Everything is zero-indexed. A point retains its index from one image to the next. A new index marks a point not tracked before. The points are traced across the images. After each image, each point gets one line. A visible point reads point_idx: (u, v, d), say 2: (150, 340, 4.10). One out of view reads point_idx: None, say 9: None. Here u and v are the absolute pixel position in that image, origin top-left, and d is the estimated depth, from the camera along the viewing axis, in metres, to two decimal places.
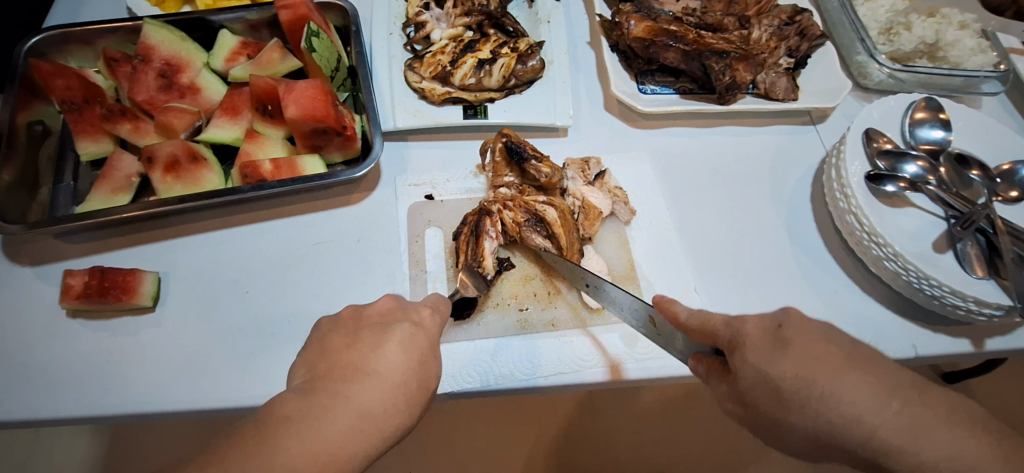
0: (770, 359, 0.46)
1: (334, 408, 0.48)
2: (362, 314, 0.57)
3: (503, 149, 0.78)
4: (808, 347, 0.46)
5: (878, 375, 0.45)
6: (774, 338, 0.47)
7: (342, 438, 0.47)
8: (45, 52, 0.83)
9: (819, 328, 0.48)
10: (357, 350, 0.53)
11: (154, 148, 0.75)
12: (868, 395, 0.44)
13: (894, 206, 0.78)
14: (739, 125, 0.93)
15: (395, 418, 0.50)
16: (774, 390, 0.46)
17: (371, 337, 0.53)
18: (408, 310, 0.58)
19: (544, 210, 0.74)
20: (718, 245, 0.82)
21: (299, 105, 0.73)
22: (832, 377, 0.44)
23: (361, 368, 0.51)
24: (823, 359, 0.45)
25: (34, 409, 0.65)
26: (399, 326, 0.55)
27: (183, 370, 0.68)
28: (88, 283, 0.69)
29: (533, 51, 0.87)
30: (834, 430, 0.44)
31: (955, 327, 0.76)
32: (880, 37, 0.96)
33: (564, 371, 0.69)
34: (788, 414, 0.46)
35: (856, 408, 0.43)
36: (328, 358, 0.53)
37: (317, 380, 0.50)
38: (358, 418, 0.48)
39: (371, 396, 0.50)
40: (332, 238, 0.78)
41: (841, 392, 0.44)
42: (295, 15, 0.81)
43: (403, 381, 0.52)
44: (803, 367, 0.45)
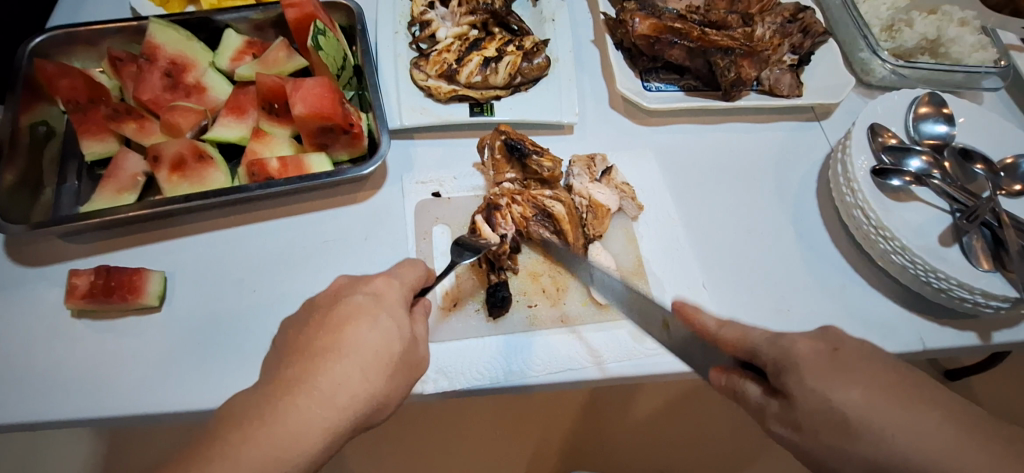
0: (832, 384, 0.47)
1: (289, 396, 0.50)
2: (314, 302, 0.58)
3: (502, 148, 0.77)
4: (869, 376, 0.47)
5: (939, 410, 0.46)
6: (835, 363, 0.48)
7: (302, 415, 0.49)
8: (49, 53, 0.83)
9: (867, 352, 0.49)
10: (306, 333, 0.54)
11: (160, 148, 0.75)
12: (932, 430, 0.44)
13: (900, 201, 0.78)
14: (743, 122, 0.93)
15: (349, 390, 0.51)
16: (837, 419, 0.46)
17: (319, 318, 0.55)
18: (360, 284, 0.58)
19: (551, 204, 0.74)
20: (724, 239, 0.82)
21: (307, 103, 0.73)
22: (892, 405, 0.45)
23: (310, 348, 0.52)
24: (884, 390, 0.46)
25: (39, 410, 0.64)
26: (353, 298, 0.55)
27: (190, 369, 0.68)
28: (94, 283, 0.69)
29: (539, 48, 0.87)
30: (898, 463, 0.44)
31: (962, 320, 0.77)
32: (882, 34, 0.96)
33: (573, 367, 0.69)
34: (848, 443, 0.46)
35: (919, 441, 0.44)
36: (283, 348, 0.55)
37: (274, 368, 0.53)
38: (309, 400, 0.50)
39: (326, 372, 0.51)
40: (338, 236, 0.78)
41: (901, 420, 0.45)
42: (300, 14, 0.80)
43: (356, 353, 0.52)
44: (866, 399, 0.46)
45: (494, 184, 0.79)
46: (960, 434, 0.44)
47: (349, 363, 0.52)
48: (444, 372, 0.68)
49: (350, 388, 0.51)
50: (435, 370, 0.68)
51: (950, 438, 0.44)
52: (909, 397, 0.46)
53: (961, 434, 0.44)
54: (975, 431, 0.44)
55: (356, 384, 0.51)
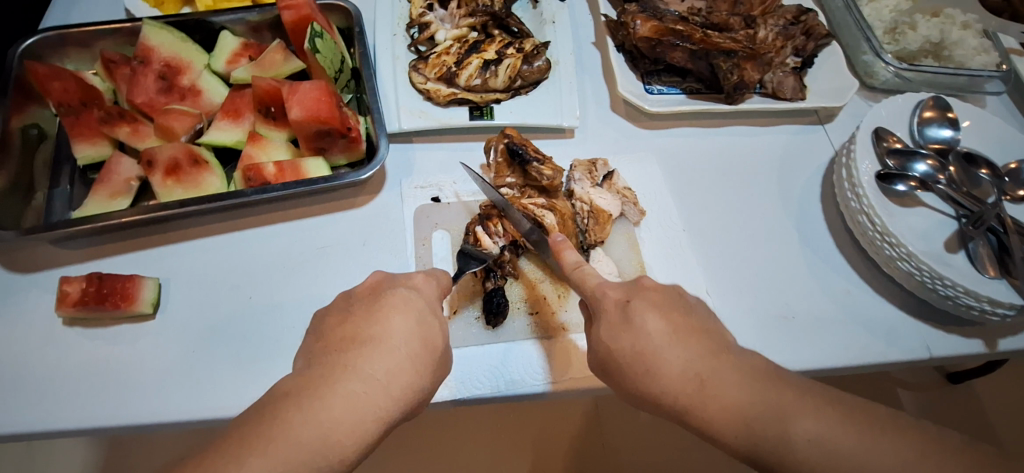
0: (615, 332, 0.57)
1: (341, 381, 0.50)
2: (350, 295, 0.58)
3: (505, 151, 0.77)
4: (650, 323, 0.56)
5: (699, 344, 0.55)
6: (623, 314, 0.57)
7: (359, 401, 0.49)
8: (41, 54, 0.82)
9: (663, 302, 0.58)
10: (353, 322, 0.54)
11: (154, 152, 0.73)
12: (680, 361, 0.54)
13: (905, 205, 0.77)
14: (746, 125, 0.92)
15: (401, 379, 0.52)
16: (623, 364, 0.57)
17: (364, 309, 0.55)
18: (401, 278, 0.59)
19: (543, 214, 0.72)
20: (730, 245, 0.81)
21: (303, 106, 0.72)
22: (664, 349, 0.55)
23: (358, 337, 0.53)
24: (656, 332, 0.56)
25: (31, 420, 0.63)
26: (397, 290, 0.56)
27: (184, 378, 0.66)
28: (86, 290, 0.68)
29: (539, 51, 0.86)
30: (667, 399, 0.54)
31: (968, 327, 0.76)
32: (886, 37, 0.95)
33: (575, 376, 0.68)
34: (631, 381, 0.56)
35: (672, 372, 0.54)
36: (323, 339, 0.54)
37: (314, 358, 0.52)
38: (362, 386, 0.50)
39: (376, 363, 0.51)
40: (336, 242, 0.76)
41: (668, 362, 0.54)
42: (298, 16, 0.79)
43: (408, 342, 0.53)
44: (638, 342, 0.56)
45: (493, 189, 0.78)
46: (706, 365, 0.54)
47: (399, 353, 0.52)
48: (447, 383, 0.67)
49: (403, 378, 0.52)
50: None
51: (696, 365, 0.54)
52: (675, 336, 0.56)
53: (709, 364, 0.54)
54: (722, 361, 0.54)
55: (406, 373, 0.52)
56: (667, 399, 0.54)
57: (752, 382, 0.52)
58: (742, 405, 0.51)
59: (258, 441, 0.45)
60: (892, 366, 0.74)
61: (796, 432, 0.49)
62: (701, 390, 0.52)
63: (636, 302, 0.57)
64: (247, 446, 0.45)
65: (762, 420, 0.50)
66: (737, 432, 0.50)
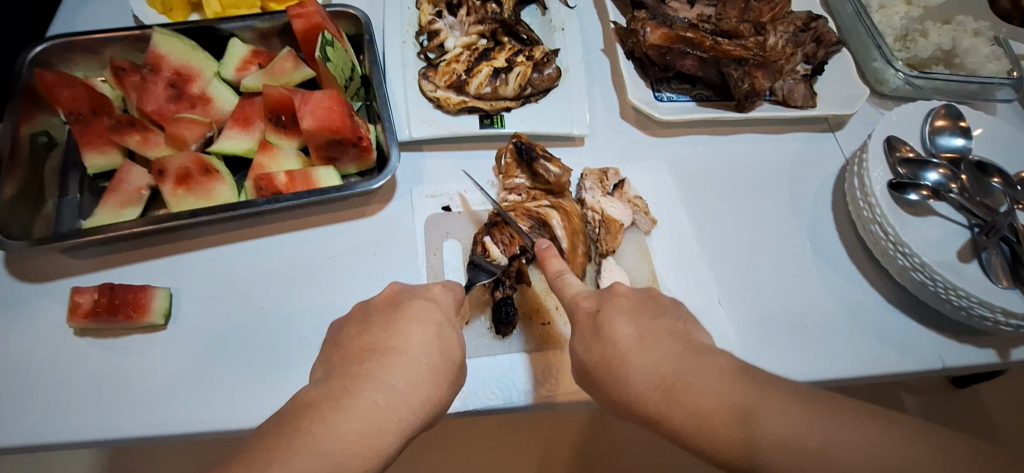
0: (587, 342, 0.57)
1: (361, 390, 0.49)
2: (368, 305, 0.60)
3: (513, 151, 0.78)
4: (618, 329, 0.56)
5: (667, 346, 0.54)
6: (593, 322, 0.57)
7: (380, 412, 0.49)
8: (50, 61, 0.81)
9: (631, 306, 0.58)
10: (372, 333, 0.55)
11: (165, 162, 0.73)
12: (648, 363, 0.53)
13: (918, 215, 0.77)
14: (756, 132, 0.92)
15: (422, 391, 0.51)
16: (598, 374, 0.56)
17: (383, 321, 0.56)
18: (420, 290, 0.60)
19: (547, 213, 0.73)
20: (740, 254, 0.81)
21: (315, 115, 0.72)
22: (632, 356, 0.54)
23: (377, 347, 0.53)
24: (623, 337, 0.55)
25: (43, 432, 0.63)
26: (416, 302, 0.58)
27: (196, 389, 0.66)
28: (98, 301, 0.68)
29: (549, 59, 0.85)
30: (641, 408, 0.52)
31: (979, 337, 0.76)
32: (896, 44, 0.95)
33: (588, 387, 0.68)
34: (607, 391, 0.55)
35: (639, 375, 0.52)
36: (341, 349, 0.55)
37: (334, 370, 0.52)
38: (383, 395, 0.49)
39: (397, 374, 0.51)
40: (347, 251, 0.76)
41: (635, 366, 0.53)
42: (308, 24, 0.79)
43: (426, 353, 0.54)
44: (606, 348, 0.55)
45: (504, 190, 0.78)
46: (675, 369, 0.51)
47: (419, 364, 0.53)
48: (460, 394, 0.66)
49: (424, 391, 0.52)
50: None
51: (663, 367, 0.52)
52: (642, 340, 0.54)
53: (676, 365, 0.52)
54: (691, 361, 0.52)
55: (427, 386, 0.52)
56: (638, 405, 0.52)
57: (722, 380, 0.49)
58: (712, 408, 0.48)
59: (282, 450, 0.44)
60: (904, 376, 0.74)
61: (766, 431, 0.46)
62: (668, 396, 0.50)
63: (605, 309, 0.58)
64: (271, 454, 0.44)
65: (731, 421, 0.47)
66: (709, 439, 0.47)
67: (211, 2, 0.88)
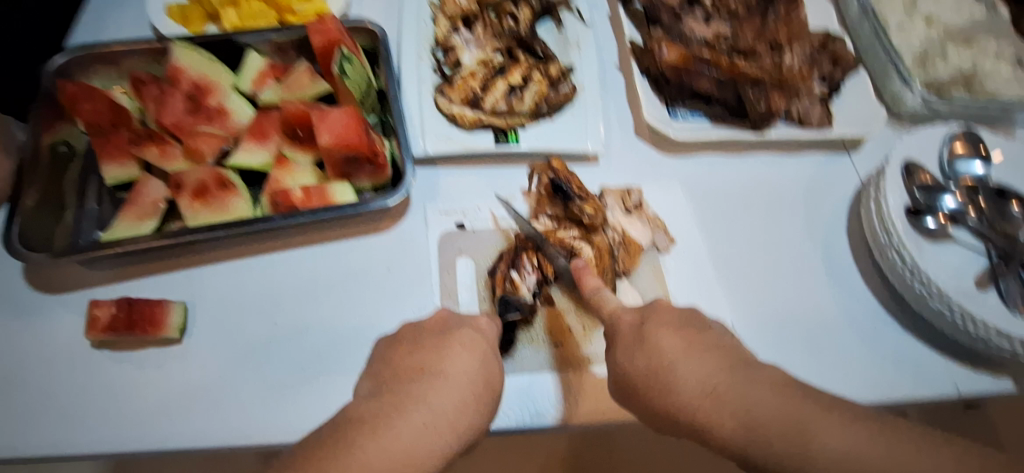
0: (631, 352, 0.58)
1: (412, 409, 0.50)
2: (419, 328, 0.61)
3: (547, 185, 0.80)
4: (664, 341, 0.57)
5: (713, 358, 0.55)
6: (640, 336, 0.58)
7: (423, 432, 0.49)
8: (70, 72, 0.82)
9: (674, 319, 0.60)
10: (424, 354, 0.56)
11: (182, 177, 0.74)
12: (695, 375, 0.54)
13: (936, 242, 0.76)
14: (771, 153, 0.91)
15: (467, 415, 0.52)
16: (644, 385, 0.56)
17: (433, 343, 0.57)
18: (466, 319, 0.61)
19: (580, 247, 0.76)
20: (755, 277, 0.81)
21: (334, 133, 0.72)
22: (678, 361, 0.55)
23: (427, 369, 0.54)
24: (670, 349, 0.56)
25: (60, 443, 0.64)
26: (464, 329, 0.58)
27: (211, 404, 0.67)
28: (116, 315, 0.68)
29: (565, 76, 0.88)
30: (690, 419, 0.53)
31: (998, 367, 0.75)
32: (916, 65, 0.93)
33: (601, 410, 0.68)
34: (652, 402, 0.55)
35: (687, 385, 0.54)
36: (392, 366, 0.56)
37: (383, 385, 0.53)
38: (431, 416, 0.50)
39: (444, 396, 0.52)
40: (361, 267, 0.76)
41: (682, 374, 0.54)
42: (327, 40, 0.80)
43: (471, 379, 0.54)
44: (653, 358, 0.56)
45: (537, 210, 0.80)
46: (721, 379, 0.53)
47: (463, 387, 0.53)
48: None
49: (466, 416, 0.52)
50: None
51: (711, 378, 0.54)
52: (691, 350, 0.56)
53: (723, 377, 0.53)
54: (737, 378, 0.53)
55: (469, 410, 0.52)
56: (684, 415, 0.53)
57: (771, 393, 0.52)
58: (763, 419, 0.50)
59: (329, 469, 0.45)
60: (920, 404, 0.74)
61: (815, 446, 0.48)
62: (718, 404, 0.52)
63: (651, 323, 0.59)
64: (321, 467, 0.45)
65: (783, 434, 0.49)
66: (769, 453, 0.49)
67: (230, 15, 0.89)
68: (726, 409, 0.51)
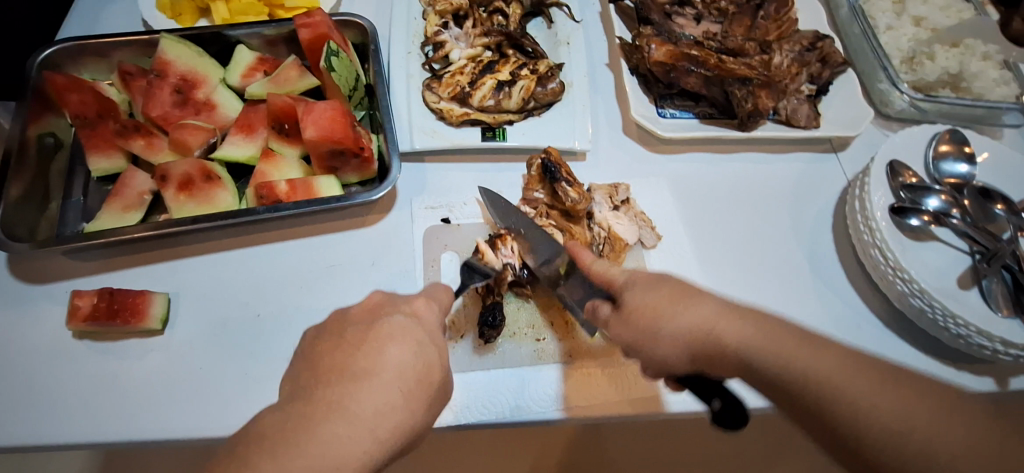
0: (645, 290, 0.57)
1: (330, 418, 0.50)
2: (345, 316, 0.59)
3: (539, 165, 0.78)
4: (677, 282, 0.58)
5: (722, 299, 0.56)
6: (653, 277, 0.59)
7: (345, 441, 0.49)
8: (59, 64, 0.82)
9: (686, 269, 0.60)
10: (345, 351, 0.55)
11: (168, 167, 0.74)
12: (699, 315, 0.54)
13: (918, 240, 0.77)
14: (759, 151, 0.91)
15: (393, 417, 0.52)
16: (655, 315, 0.55)
17: (359, 335, 0.56)
18: (399, 303, 0.60)
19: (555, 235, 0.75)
20: (741, 274, 0.81)
21: (318, 126, 0.72)
22: (689, 297, 0.56)
23: (349, 370, 0.53)
24: (683, 287, 0.57)
25: (39, 433, 0.64)
26: (394, 319, 0.57)
27: (191, 395, 0.67)
28: (97, 305, 0.68)
29: (553, 73, 0.85)
30: (699, 341, 0.53)
31: (978, 365, 0.75)
32: (903, 66, 0.94)
33: (581, 405, 0.68)
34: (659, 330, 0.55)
35: (702, 316, 0.54)
36: (314, 366, 0.55)
37: (301, 390, 0.53)
38: (353, 425, 0.50)
39: (366, 402, 0.51)
40: (345, 261, 0.76)
41: (693, 307, 0.55)
42: (314, 34, 0.80)
43: (399, 375, 0.54)
44: (666, 297, 0.56)
45: (522, 201, 0.79)
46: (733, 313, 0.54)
47: (390, 386, 0.53)
48: (452, 407, 0.67)
49: (393, 417, 0.52)
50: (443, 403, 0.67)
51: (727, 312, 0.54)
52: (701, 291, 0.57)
53: (736, 315, 0.54)
54: (745, 321, 0.53)
55: (398, 412, 0.52)
56: (693, 346, 0.54)
57: (781, 332, 0.52)
58: (778, 347, 0.51)
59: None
60: None
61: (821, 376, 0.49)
62: (733, 330, 0.53)
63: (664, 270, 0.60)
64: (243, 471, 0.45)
65: (793, 365, 0.50)
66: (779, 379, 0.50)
67: (219, 9, 0.88)
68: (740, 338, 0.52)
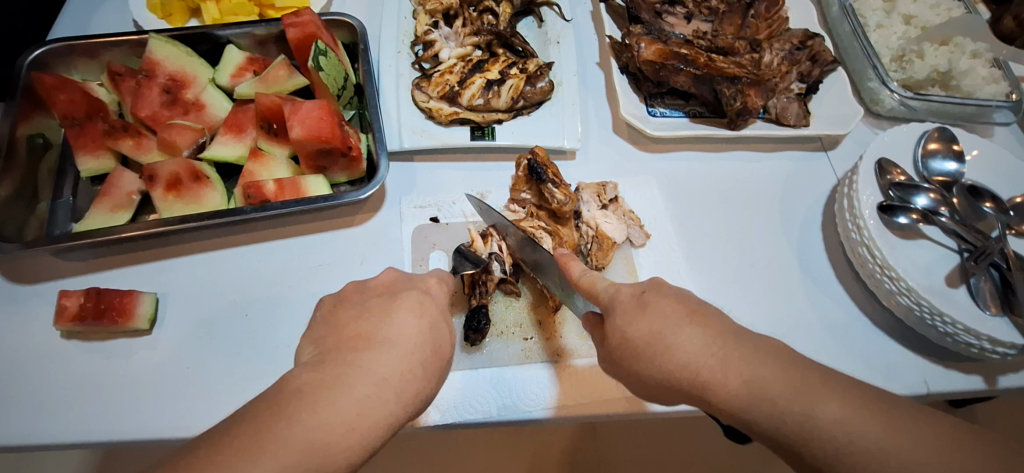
0: (629, 319, 0.54)
1: (354, 383, 0.50)
2: (365, 288, 0.62)
3: (524, 166, 0.78)
4: (664, 307, 0.54)
5: (714, 323, 0.52)
6: (639, 302, 0.55)
7: (363, 405, 0.49)
8: (49, 64, 0.82)
9: (676, 291, 0.56)
10: (367, 322, 0.56)
11: (155, 167, 0.74)
12: (689, 349, 0.51)
13: (906, 238, 0.77)
14: (750, 150, 0.91)
15: (414, 384, 0.53)
16: (639, 350, 0.53)
17: (380, 307, 0.57)
18: (415, 281, 0.62)
19: (542, 237, 0.75)
20: (729, 274, 0.81)
21: (304, 125, 0.72)
22: (676, 326, 0.52)
23: (372, 338, 0.54)
24: (671, 314, 0.53)
25: (26, 433, 0.64)
26: (411, 293, 0.59)
27: (178, 394, 0.67)
28: (84, 305, 0.68)
29: (542, 72, 0.86)
30: (682, 377, 0.50)
31: (967, 363, 0.75)
32: (892, 64, 0.95)
33: (568, 403, 0.68)
34: (641, 365, 0.53)
35: (688, 352, 0.51)
36: (336, 332, 0.56)
37: (326, 354, 0.53)
38: (374, 388, 0.50)
39: (387, 364, 0.52)
40: (333, 260, 0.77)
41: (679, 338, 0.51)
42: (303, 34, 0.80)
43: (418, 347, 0.55)
44: (652, 324, 0.53)
45: (510, 200, 0.81)
46: (724, 344, 0.50)
47: (409, 357, 0.54)
48: (439, 406, 0.67)
49: (414, 385, 0.53)
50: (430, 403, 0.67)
51: (715, 345, 0.50)
52: (692, 316, 0.53)
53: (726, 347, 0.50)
54: (741, 351, 0.50)
55: (419, 380, 0.53)
56: (685, 381, 0.50)
57: (783, 365, 0.48)
58: (772, 384, 0.47)
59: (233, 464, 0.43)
60: None
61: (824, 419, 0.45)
62: (723, 367, 0.49)
63: (650, 292, 0.55)
64: (254, 439, 0.45)
65: (792, 405, 0.46)
66: (771, 420, 0.47)
67: (210, 9, 0.89)
68: (731, 375, 0.49)
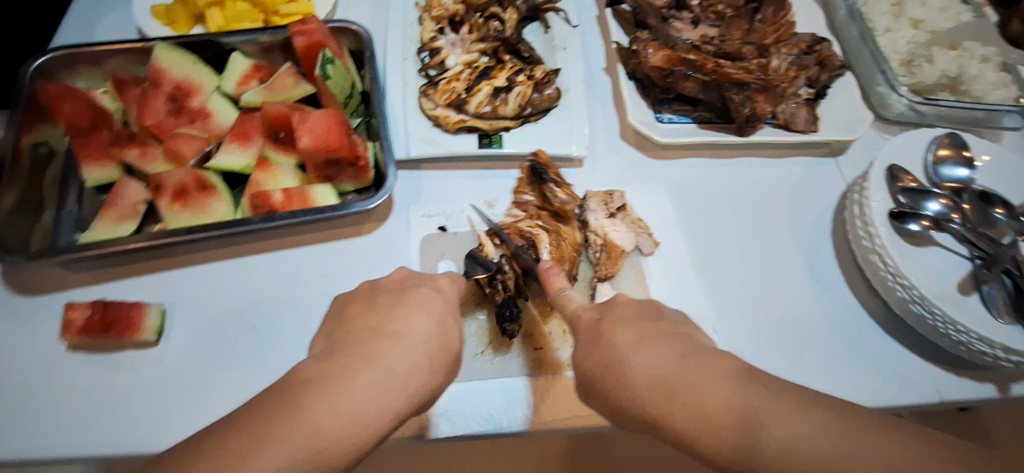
0: (587, 347, 0.57)
1: (360, 371, 0.50)
2: (377, 285, 0.62)
3: (526, 168, 0.80)
4: (619, 333, 0.56)
5: (665, 348, 0.54)
6: (595, 330, 0.58)
7: (369, 397, 0.49)
8: (53, 73, 0.82)
9: (636, 313, 0.58)
10: (376, 315, 0.56)
11: (162, 176, 0.74)
12: (642, 375, 0.53)
13: (918, 246, 0.76)
14: (757, 156, 0.91)
15: (419, 377, 0.52)
16: (600, 376, 0.56)
17: (388, 302, 0.57)
18: (425, 278, 0.61)
19: (539, 236, 0.74)
20: (738, 282, 0.80)
21: (314, 135, 0.73)
22: (633, 349, 0.54)
23: (380, 329, 0.54)
24: (622, 341, 0.55)
25: (34, 447, 0.63)
26: (421, 290, 0.58)
27: (186, 407, 0.66)
28: (90, 318, 0.68)
29: (549, 81, 0.86)
30: (635, 407, 0.52)
31: (979, 371, 0.75)
32: (902, 69, 0.94)
33: (580, 415, 0.68)
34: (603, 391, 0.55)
35: (639, 378, 0.52)
36: (345, 326, 0.56)
37: (334, 346, 0.53)
38: (380, 377, 0.50)
39: (394, 357, 0.52)
40: (342, 270, 0.76)
41: (633, 363, 0.54)
42: (309, 42, 0.80)
43: (425, 342, 0.54)
44: (608, 352, 0.55)
45: (512, 205, 0.80)
46: (675, 368, 0.52)
47: (417, 351, 0.53)
48: (447, 417, 0.67)
49: (420, 379, 0.52)
50: (441, 414, 0.66)
51: (663, 370, 0.52)
52: (642, 341, 0.55)
53: (675, 369, 0.52)
54: (695, 372, 0.51)
55: (424, 373, 0.52)
56: (637, 410, 0.52)
57: (725, 384, 0.50)
58: (717, 409, 0.48)
59: (231, 461, 0.43)
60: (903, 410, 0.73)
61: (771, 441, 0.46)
62: (671, 394, 0.51)
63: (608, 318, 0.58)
64: (262, 429, 0.45)
65: (736, 430, 0.47)
66: (718, 445, 0.47)
67: (214, 16, 0.88)
68: (680, 400, 0.50)
